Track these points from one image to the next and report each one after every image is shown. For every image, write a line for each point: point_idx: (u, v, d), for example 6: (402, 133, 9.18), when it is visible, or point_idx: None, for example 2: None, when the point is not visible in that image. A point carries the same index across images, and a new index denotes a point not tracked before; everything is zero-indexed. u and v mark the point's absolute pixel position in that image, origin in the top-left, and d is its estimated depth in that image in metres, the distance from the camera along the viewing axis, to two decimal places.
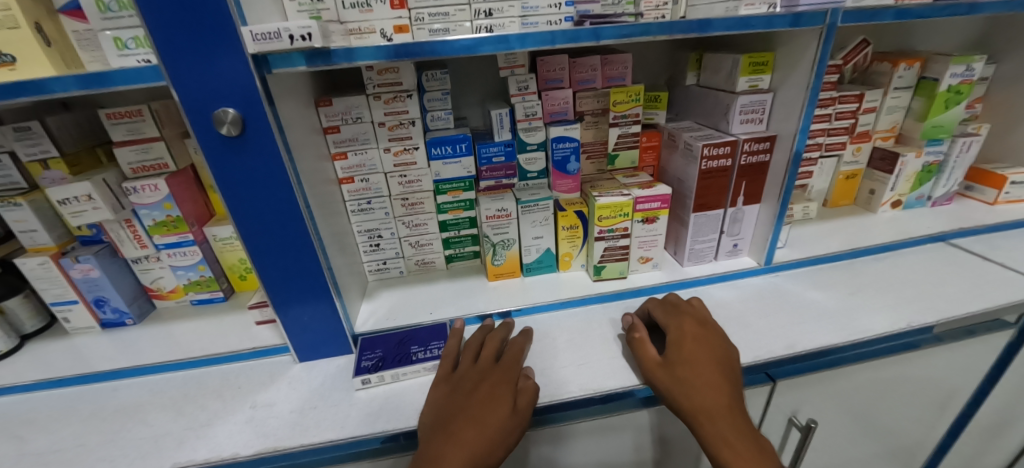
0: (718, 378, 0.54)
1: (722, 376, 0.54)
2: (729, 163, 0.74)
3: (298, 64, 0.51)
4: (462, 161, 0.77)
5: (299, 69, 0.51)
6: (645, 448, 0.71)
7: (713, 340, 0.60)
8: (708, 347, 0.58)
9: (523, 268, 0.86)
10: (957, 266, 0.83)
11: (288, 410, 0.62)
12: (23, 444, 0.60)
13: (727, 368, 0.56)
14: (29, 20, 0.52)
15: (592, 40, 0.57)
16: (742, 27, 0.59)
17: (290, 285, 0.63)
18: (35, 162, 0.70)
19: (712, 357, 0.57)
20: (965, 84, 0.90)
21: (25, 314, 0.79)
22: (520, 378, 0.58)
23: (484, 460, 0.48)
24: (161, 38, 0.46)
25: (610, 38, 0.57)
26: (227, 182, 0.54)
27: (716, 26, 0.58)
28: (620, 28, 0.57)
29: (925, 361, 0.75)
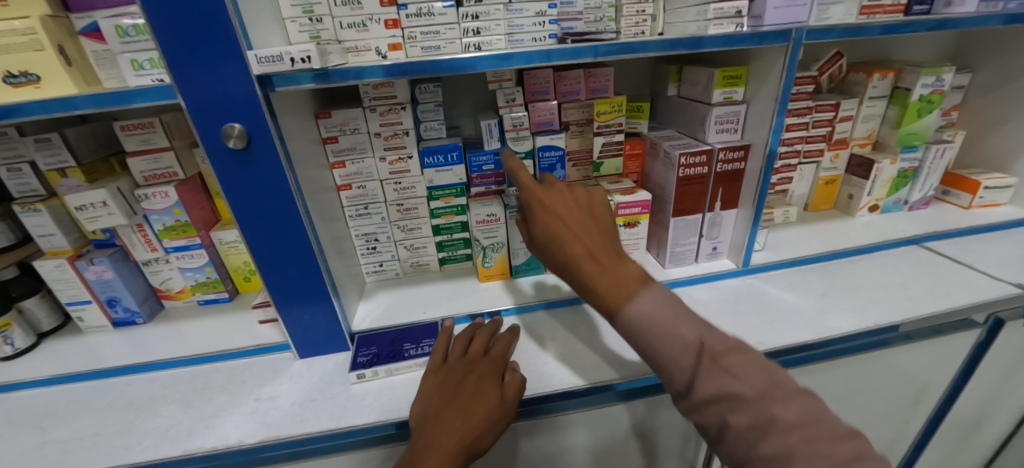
0: (573, 225, 0.50)
1: (574, 223, 0.50)
2: (706, 171, 0.78)
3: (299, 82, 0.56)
4: (454, 169, 0.81)
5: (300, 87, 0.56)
6: (627, 440, 0.76)
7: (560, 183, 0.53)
8: (559, 195, 0.52)
9: (512, 270, 0.90)
10: (928, 268, 0.87)
11: (290, 402, 0.66)
12: (43, 433, 0.65)
13: (579, 211, 0.51)
14: (52, 42, 0.56)
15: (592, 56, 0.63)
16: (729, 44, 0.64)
17: (292, 285, 0.67)
18: (55, 171, 0.75)
19: (562, 205, 0.51)
20: (936, 93, 0.94)
21: (42, 314, 0.84)
22: (506, 371, 0.62)
23: (474, 446, 0.52)
24: (174, 60, 0.50)
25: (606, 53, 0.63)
26: (233, 191, 0.59)
27: (708, 42, 0.63)
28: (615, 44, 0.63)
29: (894, 358, 0.78)
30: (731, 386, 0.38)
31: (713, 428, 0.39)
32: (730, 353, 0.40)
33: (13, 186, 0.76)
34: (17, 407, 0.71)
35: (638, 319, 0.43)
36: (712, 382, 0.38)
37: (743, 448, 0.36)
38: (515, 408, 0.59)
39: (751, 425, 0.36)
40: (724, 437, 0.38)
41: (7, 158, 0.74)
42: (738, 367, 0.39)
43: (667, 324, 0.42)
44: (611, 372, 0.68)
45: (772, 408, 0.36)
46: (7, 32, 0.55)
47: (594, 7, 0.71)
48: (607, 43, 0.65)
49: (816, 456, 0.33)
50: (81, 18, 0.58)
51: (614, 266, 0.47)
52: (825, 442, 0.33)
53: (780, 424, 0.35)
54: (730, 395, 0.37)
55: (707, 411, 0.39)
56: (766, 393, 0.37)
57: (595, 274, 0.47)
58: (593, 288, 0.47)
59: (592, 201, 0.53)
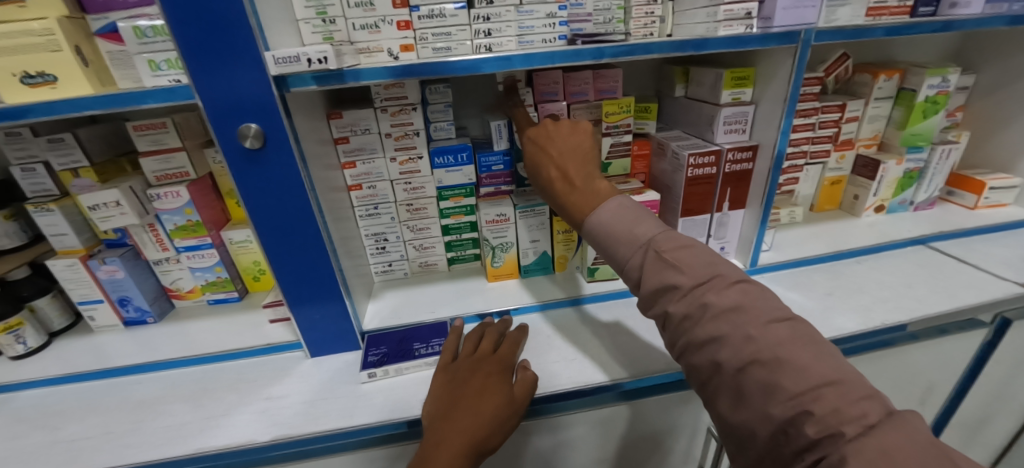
0: (565, 164, 0.62)
1: (564, 158, 0.62)
2: (714, 171, 0.78)
3: (311, 83, 0.57)
4: (463, 169, 0.81)
5: (312, 88, 0.56)
6: (635, 439, 0.76)
7: (560, 129, 0.65)
8: (554, 133, 0.65)
9: (521, 270, 0.90)
10: (934, 268, 0.87)
11: (299, 401, 0.66)
12: (56, 431, 0.65)
13: (573, 151, 0.63)
14: (69, 44, 0.57)
15: (593, 58, 0.64)
16: (736, 45, 0.65)
17: (304, 285, 0.68)
18: (67, 171, 0.76)
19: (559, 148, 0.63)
20: (941, 94, 0.95)
21: (53, 313, 0.85)
22: (516, 371, 0.63)
23: (482, 446, 0.51)
24: (193, 61, 0.51)
25: (612, 56, 0.65)
26: (246, 190, 0.59)
27: (711, 44, 0.64)
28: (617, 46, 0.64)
29: (901, 356, 0.79)
30: (670, 277, 0.46)
31: (661, 318, 0.48)
32: (676, 250, 0.48)
33: (26, 186, 0.76)
34: (29, 406, 0.71)
35: (603, 229, 0.54)
36: (654, 275, 0.48)
37: (683, 332, 0.45)
38: (525, 407, 0.59)
39: (687, 310, 0.45)
40: (669, 325, 0.47)
41: (22, 158, 0.75)
42: (678, 261, 0.47)
43: (626, 229, 0.52)
44: (621, 371, 0.68)
45: (705, 296, 0.44)
46: (23, 33, 0.55)
47: (603, 9, 0.72)
48: (612, 43, 0.66)
49: (740, 335, 0.41)
50: (97, 19, 0.59)
51: (594, 192, 0.58)
52: (749, 323, 0.41)
53: (712, 310, 0.43)
54: (670, 286, 0.46)
55: (656, 303, 0.48)
56: (702, 284, 0.45)
57: (578, 202, 0.59)
58: (576, 212, 0.59)
59: (588, 144, 0.64)
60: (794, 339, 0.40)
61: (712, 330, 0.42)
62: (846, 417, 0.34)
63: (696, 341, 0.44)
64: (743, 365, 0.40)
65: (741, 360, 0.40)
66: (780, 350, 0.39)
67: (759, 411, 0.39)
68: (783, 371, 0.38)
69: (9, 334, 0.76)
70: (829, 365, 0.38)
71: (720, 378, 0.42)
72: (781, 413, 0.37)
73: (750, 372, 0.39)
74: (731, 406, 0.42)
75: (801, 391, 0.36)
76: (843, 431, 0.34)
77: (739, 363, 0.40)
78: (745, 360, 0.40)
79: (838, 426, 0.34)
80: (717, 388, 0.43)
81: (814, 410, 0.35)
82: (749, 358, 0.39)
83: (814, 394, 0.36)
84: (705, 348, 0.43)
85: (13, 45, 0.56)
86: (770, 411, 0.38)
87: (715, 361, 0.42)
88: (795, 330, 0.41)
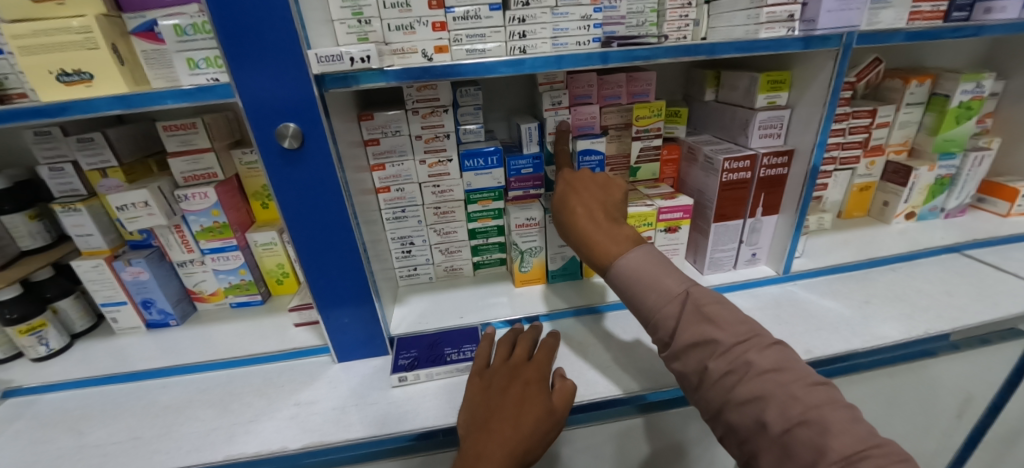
0: (595, 210, 0.62)
1: (592, 201, 0.63)
2: (748, 176, 0.77)
3: (327, 84, 0.55)
4: (492, 172, 0.81)
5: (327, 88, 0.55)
6: (665, 449, 0.74)
7: (593, 182, 0.66)
8: (587, 178, 0.67)
9: (548, 276, 0.89)
10: (970, 277, 0.85)
11: (331, 407, 0.65)
12: (81, 436, 0.64)
13: (602, 201, 0.63)
14: (106, 41, 0.56)
15: (600, 63, 0.62)
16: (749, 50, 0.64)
17: (335, 289, 0.67)
18: (95, 170, 0.75)
19: (589, 196, 0.64)
20: (976, 100, 0.94)
21: (75, 314, 0.84)
22: (555, 379, 0.60)
23: (523, 457, 0.50)
24: (235, 60, 0.50)
25: (618, 61, 0.62)
26: (282, 189, 0.58)
27: (722, 48, 0.63)
28: (630, 52, 0.62)
29: (941, 367, 0.77)
30: (708, 332, 0.45)
31: (694, 375, 0.46)
32: (712, 305, 0.47)
33: (53, 186, 0.76)
34: (52, 410, 0.70)
35: (633, 276, 0.52)
36: (692, 328, 0.46)
37: (720, 391, 0.43)
38: (565, 417, 0.57)
39: (728, 367, 0.43)
40: (704, 383, 0.45)
41: (51, 157, 0.75)
42: (717, 317, 0.46)
43: (658, 279, 0.50)
44: (657, 380, 0.66)
45: (748, 355, 0.42)
46: (61, 30, 0.55)
47: (637, 12, 0.74)
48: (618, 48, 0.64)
49: (784, 394, 0.39)
50: (133, 18, 0.59)
51: (621, 237, 0.57)
52: (792, 384, 0.39)
53: (755, 369, 0.41)
54: (707, 340, 0.45)
55: (689, 359, 0.46)
56: (742, 342, 0.43)
57: (602, 241, 0.58)
58: (601, 254, 0.57)
59: (619, 199, 0.65)
60: (835, 404, 0.38)
61: (755, 388, 0.40)
62: None
63: (736, 399, 0.41)
64: (789, 425, 0.37)
65: (787, 420, 0.38)
66: (827, 412, 0.37)
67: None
68: (829, 431, 0.36)
69: (31, 336, 0.76)
70: (868, 430, 0.36)
71: (763, 440, 0.39)
72: None
73: (797, 433, 0.37)
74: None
75: (848, 453, 0.34)
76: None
77: (785, 424, 0.38)
78: (793, 421, 0.37)
79: None
80: (759, 449, 0.40)
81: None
82: (796, 417, 0.37)
83: (860, 456, 0.34)
84: (747, 407, 0.40)
85: (51, 43, 0.55)
86: None
87: (759, 420, 0.40)
88: (834, 395, 0.39)
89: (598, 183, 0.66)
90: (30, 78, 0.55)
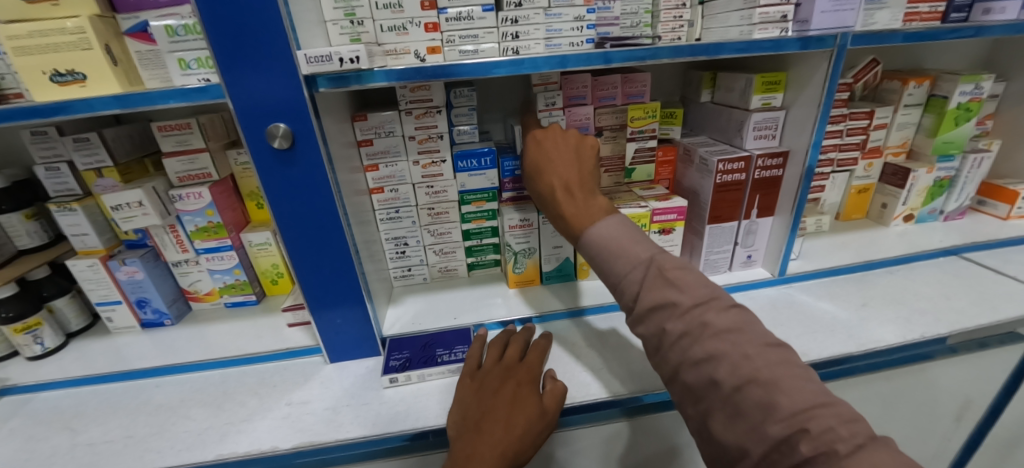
0: (570, 180, 0.63)
1: (565, 170, 0.64)
2: (743, 178, 0.77)
3: (320, 84, 0.55)
4: (487, 173, 0.80)
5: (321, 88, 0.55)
6: (659, 451, 0.74)
7: (565, 146, 0.67)
8: (559, 141, 0.68)
9: (542, 277, 0.89)
10: (968, 279, 0.85)
11: (323, 407, 0.65)
12: (74, 434, 0.64)
13: (577, 170, 0.65)
14: (100, 42, 0.56)
15: (602, 63, 0.62)
16: (749, 50, 0.63)
17: (328, 289, 0.67)
18: (91, 170, 0.76)
19: (563, 163, 0.66)
20: (974, 101, 0.94)
21: (71, 313, 0.84)
22: (547, 381, 0.60)
23: (513, 459, 0.50)
24: (225, 60, 0.50)
25: (621, 61, 0.62)
26: (274, 190, 0.58)
27: (727, 49, 0.63)
28: (631, 52, 0.62)
29: (938, 370, 0.76)
30: (670, 294, 0.44)
31: (654, 338, 0.45)
32: (676, 270, 0.46)
33: (50, 186, 0.77)
34: (45, 409, 0.70)
35: (603, 243, 0.52)
36: (653, 292, 0.45)
37: (677, 351, 0.42)
38: (556, 418, 0.57)
39: (685, 328, 0.42)
40: (663, 346, 0.44)
41: (47, 157, 0.76)
42: (680, 281, 0.44)
43: (626, 246, 0.51)
44: (649, 382, 0.66)
45: (705, 315, 0.41)
46: (57, 31, 0.55)
47: (631, 13, 0.74)
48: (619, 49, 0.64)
49: (738, 353, 0.38)
50: (127, 19, 0.59)
51: (594, 209, 0.59)
52: (747, 344, 0.38)
53: (710, 329, 0.40)
54: (667, 303, 0.44)
55: (651, 322, 0.45)
56: (701, 304, 0.42)
57: (574, 214, 0.60)
58: (574, 227, 0.59)
59: (592, 164, 0.66)
60: (790, 365, 0.37)
61: (710, 348, 0.39)
62: (840, 436, 0.31)
63: (692, 358, 0.40)
64: (740, 383, 0.36)
65: (737, 379, 0.37)
66: (777, 371, 0.36)
67: (752, 434, 0.35)
68: (778, 389, 0.35)
69: (27, 334, 0.76)
70: (819, 389, 0.35)
71: (714, 398, 0.38)
72: (778, 433, 0.33)
73: (746, 391, 0.36)
74: (724, 428, 0.38)
75: (797, 410, 0.33)
76: (836, 450, 0.30)
77: (735, 382, 0.37)
78: (741, 379, 0.36)
79: (832, 444, 0.31)
80: (710, 408, 0.39)
81: (809, 427, 0.32)
82: (746, 376, 0.36)
83: (807, 414, 0.33)
84: (702, 367, 0.39)
85: (46, 43, 0.55)
86: (766, 430, 0.34)
87: (711, 379, 0.39)
88: (788, 356, 0.38)
89: (571, 147, 0.67)
90: (25, 79, 0.56)
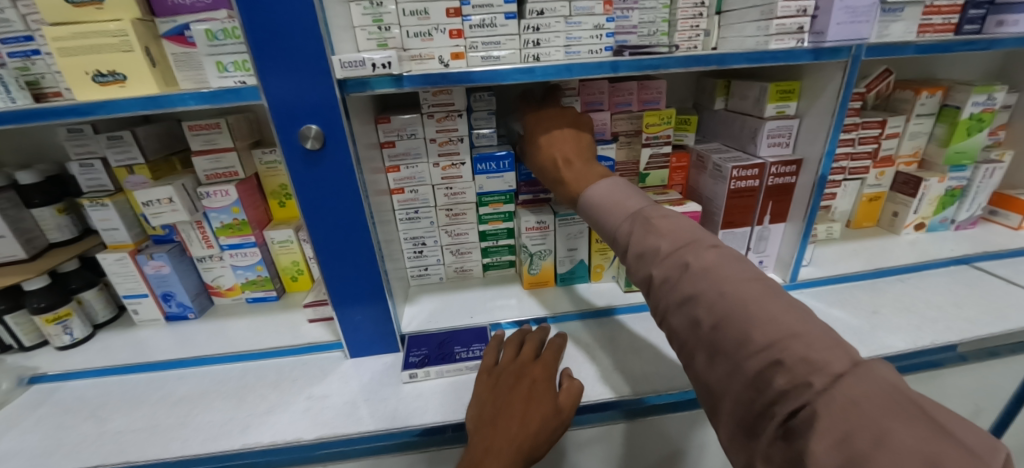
0: (568, 153, 0.66)
1: (564, 145, 0.67)
2: (757, 184, 0.78)
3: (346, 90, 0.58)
4: (504, 176, 0.82)
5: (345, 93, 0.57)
6: (669, 450, 0.75)
7: (563, 124, 0.70)
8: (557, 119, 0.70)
9: (556, 278, 0.91)
10: (978, 288, 0.85)
11: (343, 401, 0.67)
12: (104, 422, 0.66)
13: (576, 145, 0.67)
14: (140, 44, 0.59)
15: (610, 72, 0.63)
16: (757, 61, 0.65)
17: (351, 289, 0.69)
18: (123, 167, 0.78)
19: (562, 139, 0.68)
20: (986, 112, 0.94)
21: (98, 305, 0.87)
22: (562, 379, 0.61)
23: (529, 454, 0.51)
24: (262, 64, 0.53)
25: (628, 70, 0.64)
26: (302, 188, 0.60)
27: (730, 58, 0.64)
28: (639, 61, 0.63)
29: (947, 377, 0.77)
30: (651, 241, 0.46)
31: (644, 284, 0.47)
32: (661, 219, 0.48)
33: (83, 182, 0.80)
34: (73, 398, 0.72)
35: (596, 201, 0.56)
36: (638, 239, 0.48)
37: (663, 294, 0.44)
38: (571, 417, 0.58)
39: (667, 272, 0.44)
40: (651, 290, 0.46)
41: (81, 154, 0.79)
42: (662, 227, 0.47)
43: (618, 202, 0.53)
44: (661, 382, 0.68)
45: (685, 257, 0.43)
46: (99, 33, 0.58)
47: (648, 21, 0.76)
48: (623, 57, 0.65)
49: (715, 291, 0.39)
50: (165, 22, 0.61)
51: (591, 174, 0.62)
52: (725, 281, 0.40)
53: (691, 270, 0.42)
54: (650, 249, 0.46)
55: (639, 270, 0.47)
56: (681, 247, 0.44)
57: (571, 179, 0.63)
58: (573, 190, 0.62)
59: (590, 142, 0.69)
60: (773, 294, 0.39)
61: (689, 289, 0.41)
62: (814, 367, 0.32)
63: (675, 301, 0.42)
64: (717, 321, 0.39)
65: (715, 315, 0.39)
66: (752, 306, 0.37)
67: (732, 368, 0.37)
68: (752, 323, 0.36)
69: (57, 325, 0.79)
70: (797, 320, 0.36)
71: (697, 338, 0.41)
72: (753, 366, 0.35)
73: (724, 328, 0.38)
74: (707, 367, 0.40)
75: (769, 343, 0.35)
76: (810, 382, 0.32)
77: (713, 320, 0.39)
78: (719, 317, 0.39)
79: (806, 376, 0.32)
80: (694, 350, 0.41)
81: (783, 360, 0.34)
82: (722, 314, 0.38)
83: (780, 346, 0.34)
84: (684, 307, 0.42)
85: (88, 45, 0.58)
86: (744, 365, 0.36)
87: (693, 320, 0.41)
88: (770, 288, 0.39)
89: (570, 126, 0.70)
90: (68, 78, 0.58)
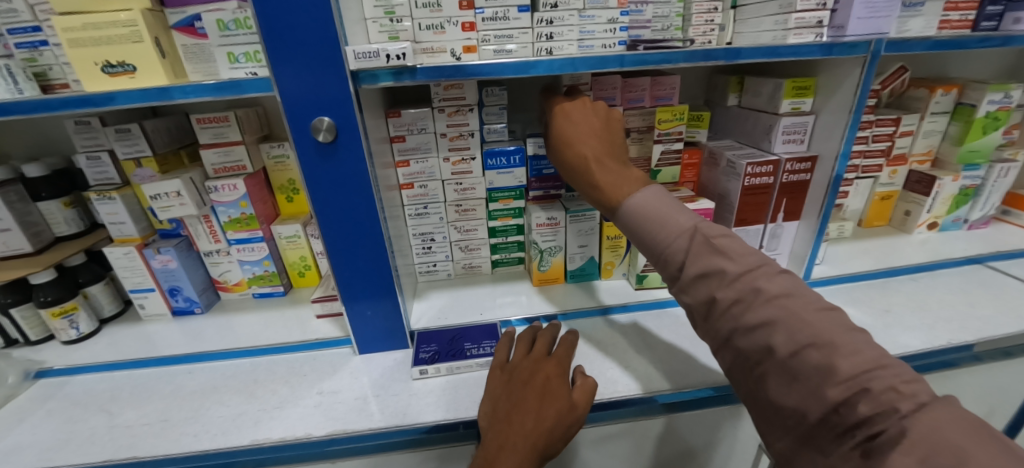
0: (598, 150, 0.61)
1: (595, 141, 0.62)
2: (771, 181, 0.77)
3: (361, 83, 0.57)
4: (514, 172, 0.82)
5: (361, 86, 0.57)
6: (681, 449, 0.74)
7: (591, 118, 0.65)
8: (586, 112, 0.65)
9: (566, 275, 0.90)
10: (993, 288, 0.85)
11: (353, 396, 0.66)
12: (112, 416, 0.66)
13: (606, 141, 0.63)
14: (150, 35, 0.58)
15: (617, 66, 0.62)
16: (773, 55, 0.64)
17: (361, 284, 0.68)
18: (131, 160, 0.78)
19: (591, 136, 0.63)
20: (1002, 111, 0.93)
21: (105, 299, 0.86)
22: (577, 376, 0.60)
23: (543, 451, 0.50)
24: (276, 56, 0.52)
25: (633, 64, 0.63)
26: (314, 182, 0.59)
27: (747, 53, 0.63)
28: (643, 56, 0.62)
29: (964, 377, 0.76)
30: (718, 263, 0.43)
31: (702, 306, 0.45)
32: (724, 238, 0.45)
33: (91, 175, 0.79)
34: (80, 392, 0.72)
35: (641, 212, 0.51)
36: (701, 260, 0.44)
37: (728, 319, 0.42)
38: (585, 413, 0.56)
39: (738, 296, 0.42)
40: (713, 314, 0.44)
41: (88, 146, 0.78)
42: (727, 249, 0.44)
43: (668, 215, 0.48)
44: (676, 380, 0.67)
45: (757, 281, 0.41)
46: (110, 24, 0.57)
47: (662, 16, 0.73)
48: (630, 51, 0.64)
49: (794, 319, 0.38)
50: (174, 13, 0.60)
51: (629, 179, 0.58)
52: (802, 308, 0.39)
53: (764, 295, 0.40)
54: (716, 271, 0.43)
55: (698, 291, 0.45)
56: (751, 270, 0.42)
57: (607, 184, 0.58)
58: (611, 196, 0.57)
59: (620, 136, 0.65)
60: (843, 328, 0.38)
61: (765, 314, 0.40)
62: (900, 395, 0.33)
63: (745, 326, 0.41)
64: (798, 349, 0.38)
65: (796, 344, 0.38)
66: (835, 336, 0.37)
67: (811, 396, 0.37)
68: (837, 353, 0.36)
69: (64, 319, 0.79)
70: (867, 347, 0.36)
71: (769, 363, 0.40)
72: (837, 395, 0.35)
73: (805, 356, 0.37)
74: (779, 391, 0.40)
75: (856, 373, 0.35)
76: (897, 408, 0.33)
77: (793, 348, 0.38)
78: (801, 345, 0.37)
79: (893, 403, 0.33)
80: (763, 374, 0.41)
81: (871, 388, 0.34)
82: (804, 341, 0.37)
83: (868, 376, 0.35)
84: (756, 333, 0.40)
85: (98, 36, 0.57)
86: (825, 393, 0.36)
87: (767, 346, 0.40)
88: (845, 320, 0.39)
89: (599, 119, 0.65)
90: (78, 69, 0.58)
